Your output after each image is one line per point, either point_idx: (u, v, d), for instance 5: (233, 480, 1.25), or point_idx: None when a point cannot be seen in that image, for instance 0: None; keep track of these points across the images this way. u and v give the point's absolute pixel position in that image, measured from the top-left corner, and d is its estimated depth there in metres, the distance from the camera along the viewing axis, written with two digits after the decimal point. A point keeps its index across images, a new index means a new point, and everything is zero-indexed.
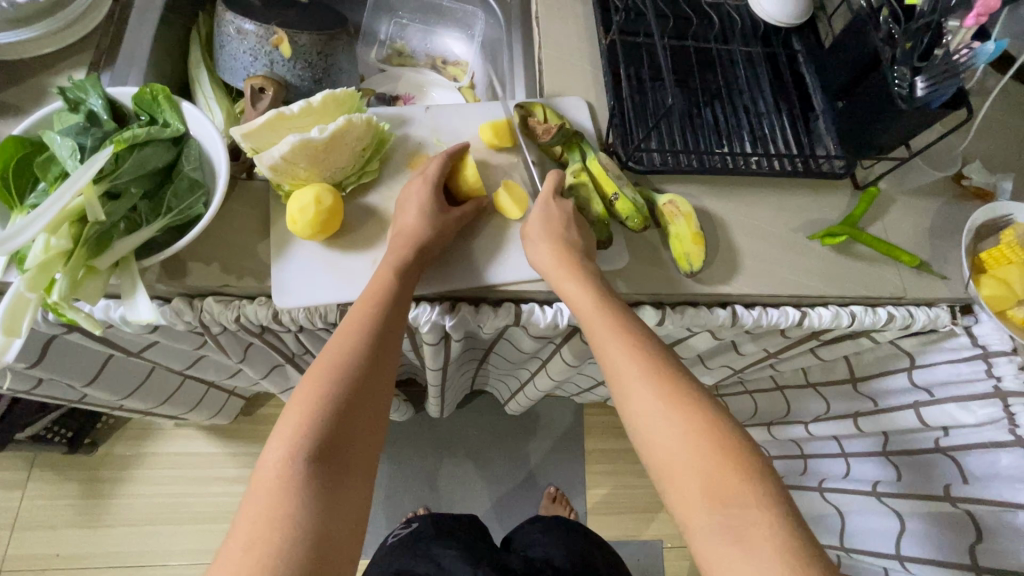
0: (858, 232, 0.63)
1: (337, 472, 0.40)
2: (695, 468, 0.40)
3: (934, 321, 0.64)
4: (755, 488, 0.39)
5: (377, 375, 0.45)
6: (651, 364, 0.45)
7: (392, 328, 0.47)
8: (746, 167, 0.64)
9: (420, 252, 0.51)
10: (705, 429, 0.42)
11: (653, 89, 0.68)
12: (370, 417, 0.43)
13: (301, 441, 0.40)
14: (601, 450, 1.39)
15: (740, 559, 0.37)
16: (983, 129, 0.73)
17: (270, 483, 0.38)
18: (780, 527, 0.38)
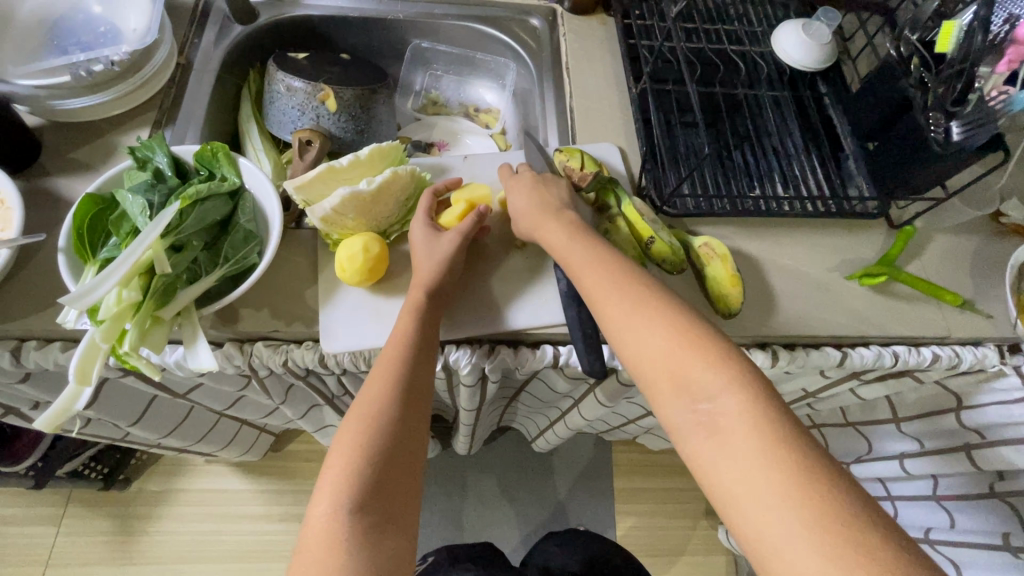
0: (897, 272, 0.63)
1: (385, 516, 0.40)
2: (670, 385, 0.40)
3: (982, 361, 0.63)
4: (728, 383, 0.39)
5: (410, 398, 0.46)
6: (628, 293, 0.45)
7: (421, 362, 0.48)
8: (779, 210, 0.65)
9: (433, 291, 0.52)
10: (679, 341, 0.42)
11: (685, 134, 0.70)
12: (409, 441, 0.44)
13: (337, 487, 0.40)
14: (630, 489, 1.35)
15: (725, 463, 0.37)
16: (1018, 167, 0.73)
17: (315, 533, 0.39)
18: (757, 418, 0.37)
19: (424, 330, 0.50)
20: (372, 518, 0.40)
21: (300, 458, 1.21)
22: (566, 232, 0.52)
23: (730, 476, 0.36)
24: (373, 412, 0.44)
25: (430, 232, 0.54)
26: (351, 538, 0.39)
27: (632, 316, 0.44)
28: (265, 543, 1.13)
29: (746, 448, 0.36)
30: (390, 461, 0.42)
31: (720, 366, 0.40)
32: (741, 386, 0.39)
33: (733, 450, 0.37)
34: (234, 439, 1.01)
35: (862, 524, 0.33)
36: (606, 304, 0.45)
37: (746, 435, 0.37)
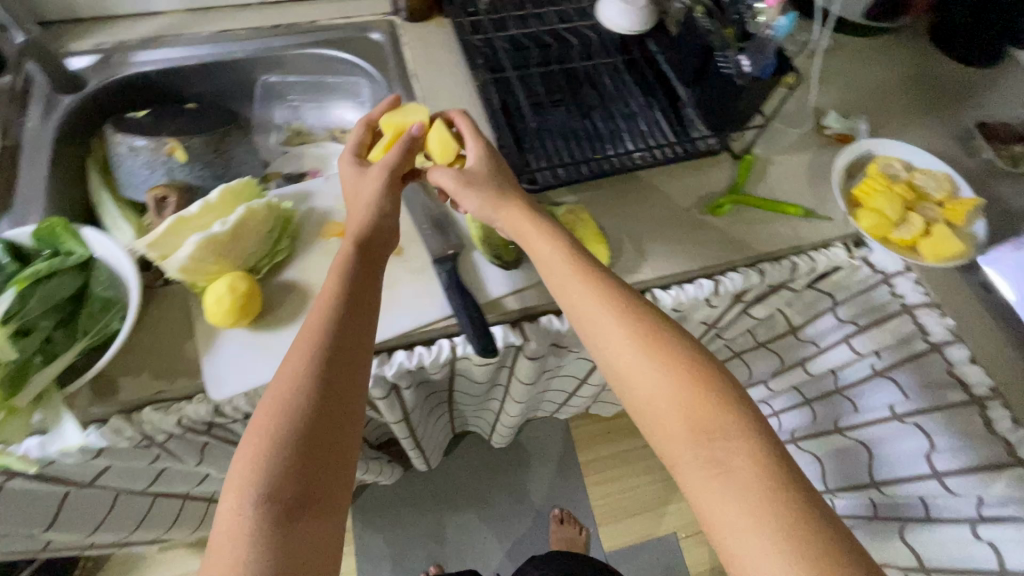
0: (742, 198, 0.69)
1: (297, 504, 0.41)
2: (685, 428, 0.45)
3: (834, 260, 0.70)
4: (740, 431, 0.44)
5: (329, 383, 0.45)
6: (639, 336, 0.49)
7: (349, 351, 0.47)
8: (632, 163, 0.70)
9: (361, 254, 0.52)
10: (690, 384, 0.46)
11: (534, 112, 0.73)
12: (330, 429, 0.44)
13: (253, 486, 0.41)
14: (596, 459, 1.44)
15: (730, 498, 0.42)
16: (830, 85, 0.82)
17: (229, 532, 0.40)
18: (759, 461, 0.43)
19: (350, 309, 0.49)
20: (285, 508, 0.41)
21: None
22: (567, 259, 0.53)
23: (733, 514, 0.41)
24: (285, 396, 0.44)
25: (358, 168, 0.58)
26: (260, 525, 0.40)
27: (645, 360, 0.48)
28: None
29: (752, 490, 0.42)
30: (303, 450, 0.42)
31: (726, 409, 0.45)
32: (749, 435, 0.44)
33: (738, 492, 0.42)
34: (179, 519, 0.96)
35: (842, 557, 0.39)
36: (618, 341, 0.49)
37: (753, 477, 0.42)
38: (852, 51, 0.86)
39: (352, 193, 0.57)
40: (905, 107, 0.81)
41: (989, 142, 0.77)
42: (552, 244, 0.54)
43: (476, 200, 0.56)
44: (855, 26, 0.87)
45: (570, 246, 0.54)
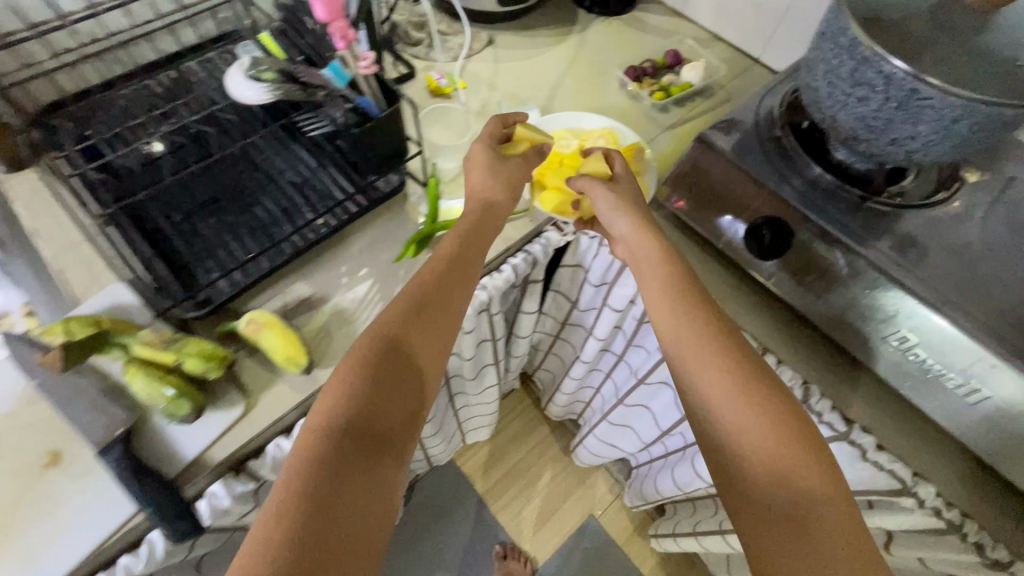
0: (438, 225, 0.66)
1: (369, 453, 0.45)
2: (770, 462, 0.45)
3: (550, 244, 0.72)
4: (830, 485, 0.44)
5: (407, 363, 0.51)
6: (726, 358, 0.50)
7: (430, 341, 0.53)
8: (316, 234, 0.65)
9: (477, 228, 0.60)
10: (777, 414, 0.47)
11: (194, 223, 0.65)
12: (397, 405, 0.49)
13: (336, 415, 0.46)
14: (496, 484, 1.42)
15: (781, 511, 0.43)
16: (494, 84, 0.85)
17: (304, 442, 0.44)
18: (839, 509, 0.43)
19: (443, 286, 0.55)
20: (356, 454, 0.45)
21: None
22: (673, 293, 0.55)
23: (786, 543, 0.42)
24: (386, 344, 0.51)
25: (491, 157, 0.63)
26: (329, 461, 0.43)
27: (735, 383, 0.49)
28: None
29: (829, 530, 0.42)
30: (383, 401, 0.48)
31: (808, 452, 0.46)
32: (833, 486, 0.44)
33: (811, 524, 0.42)
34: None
35: None
36: (702, 364, 0.50)
37: (825, 527, 0.42)
38: (506, 45, 0.90)
39: (489, 185, 0.62)
40: (564, 79, 0.86)
41: (641, 83, 0.84)
42: (662, 260, 0.57)
43: (607, 200, 0.61)
44: (492, 18, 0.91)
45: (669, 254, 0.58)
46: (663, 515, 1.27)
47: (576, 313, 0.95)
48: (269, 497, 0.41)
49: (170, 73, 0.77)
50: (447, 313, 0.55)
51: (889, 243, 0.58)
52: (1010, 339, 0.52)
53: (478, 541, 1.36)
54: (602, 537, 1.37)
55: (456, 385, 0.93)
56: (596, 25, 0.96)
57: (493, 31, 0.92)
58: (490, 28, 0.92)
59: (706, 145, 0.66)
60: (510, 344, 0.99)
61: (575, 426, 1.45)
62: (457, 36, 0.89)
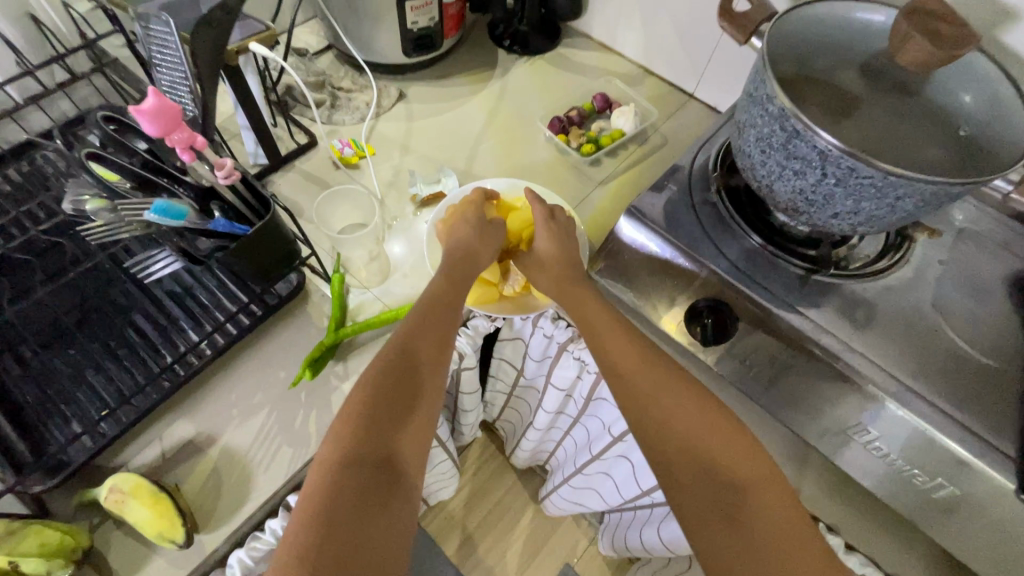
0: (340, 334, 0.58)
1: (390, 485, 0.41)
2: (722, 498, 0.45)
3: (477, 334, 0.64)
4: (793, 522, 0.43)
5: (416, 385, 0.47)
6: (660, 373, 0.50)
7: (434, 371, 0.48)
8: (199, 359, 0.56)
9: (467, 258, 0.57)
10: (735, 440, 0.47)
11: (48, 360, 0.55)
12: (414, 430, 0.45)
13: (351, 454, 0.41)
14: (463, 542, 1.34)
15: (721, 505, 0.44)
16: (407, 146, 0.77)
17: (319, 484, 0.39)
18: (770, 495, 0.44)
19: (441, 303, 0.53)
20: (373, 494, 0.40)
21: None
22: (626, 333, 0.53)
23: (731, 535, 0.43)
24: (392, 368, 0.47)
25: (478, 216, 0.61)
26: (345, 495, 0.39)
27: (670, 383, 0.50)
28: None
29: (764, 516, 0.43)
30: (395, 435, 0.44)
31: (748, 444, 0.47)
32: (771, 475, 0.45)
33: (745, 511, 0.43)
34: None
35: None
36: (667, 395, 0.49)
37: (762, 513, 0.43)
38: (419, 99, 0.82)
39: (472, 232, 0.60)
40: (485, 134, 0.79)
41: (567, 135, 0.78)
42: (599, 306, 0.55)
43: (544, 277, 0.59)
44: (401, 68, 0.83)
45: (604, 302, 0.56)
46: (639, 562, 1.22)
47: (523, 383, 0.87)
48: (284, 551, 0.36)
49: (18, 167, 0.65)
50: (450, 329, 0.52)
51: (836, 319, 0.54)
52: (972, 429, 0.48)
53: None
54: None
55: None
56: (518, 67, 0.89)
57: (404, 83, 0.84)
58: (401, 80, 0.84)
59: (637, 216, 0.60)
60: (456, 418, 0.91)
61: (542, 472, 1.39)
62: (364, 92, 0.81)
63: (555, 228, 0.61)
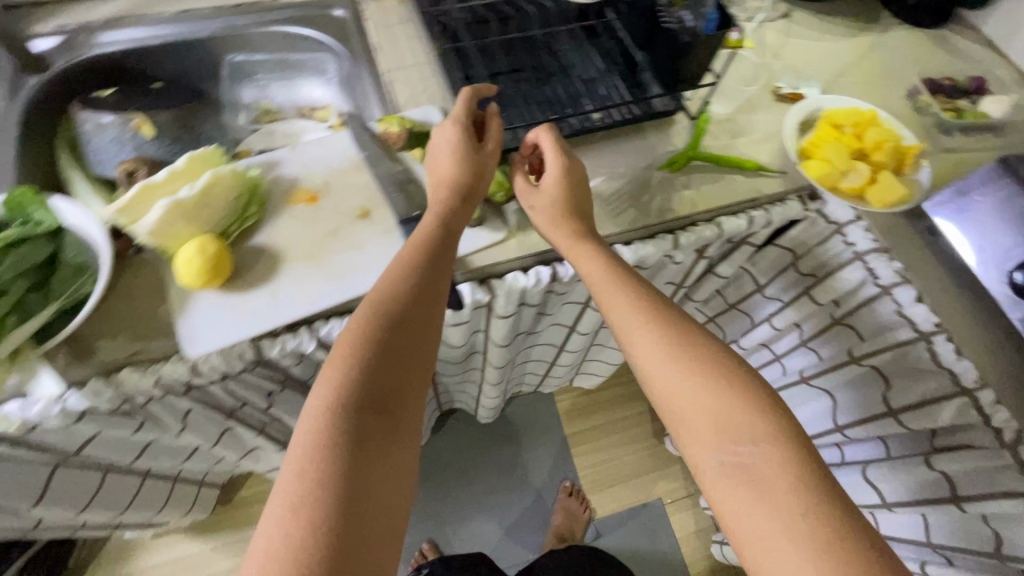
0: (700, 153, 0.72)
1: (386, 431, 0.46)
2: (748, 490, 0.45)
3: (789, 213, 0.74)
4: (820, 504, 0.43)
5: (411, 324, 0.50)
6: (683, 381, 0.51)
7: (433, 292, 0.53)
8: (592, 125, 0.73)
9: (471, 202, 0.59)
10: (751, 426, 0.47)
11: (497, 82, 0.75)
12: (403, 373, 0.49)
13: (342, 394, 0.46)
14: (582, 431, 1.46)
15: (762, 510, 0.44)
16: (778, 52, 0.86)
17: (313, 428, 0.44)
18: (796, 478, 0.44)
19: (441, 243, 0.56)
20: (371, 431, 0.45)
21: (253, 501, 1.29)
22: (667, 352, 0.52)
23: (773, 536, 0.43)
24: (377, 312, 0.50)
25: (451, 137, 0.60)
26: (342, 437, 0.44)
27: (693, 380, 0.50)
28: None
29: (789, 514, 0.43)
30: (389, 371, 0.48)
31: (771, 419, 0.48)
32: (789, 461, 0.45)
33: (779, 517, 0.43)
34: (138, 495, 0.94)
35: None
36: (687, 388, 0.50)
37: (790, 509, 0.43)
38: (799, 22, 0.90)
39: (448, 163, 0.59)
40: (851, 71, 0.86)
41: (934, 99, 0.81)
42: (627, 292, 0.55)
43: (545, 217, 0.61)
44: None
45: (641, 290, 0.56)
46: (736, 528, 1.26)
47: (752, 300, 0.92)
48: (285, 488, 0.41)
49: None
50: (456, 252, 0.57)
51: None
52: None
53: (550, 474, 1.41)
54: (660, 523, 1.37)
55: None
56: (900, 31, 0.92)
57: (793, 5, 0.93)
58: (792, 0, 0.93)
59: (1009, 168, 0.65)
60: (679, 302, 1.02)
61: None
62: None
63: (557, 200, 0.60)
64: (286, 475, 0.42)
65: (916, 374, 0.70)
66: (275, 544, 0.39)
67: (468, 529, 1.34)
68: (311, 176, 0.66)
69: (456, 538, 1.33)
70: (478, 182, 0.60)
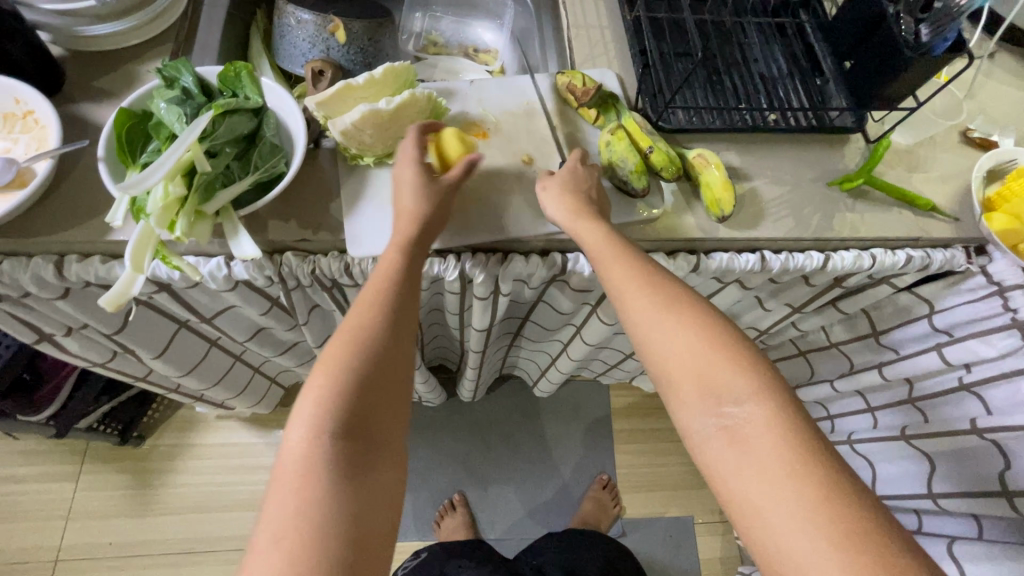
0: (875, 178, 0.68)
1: (365, 453, 0.46)
2: (735, 451, 0.44)
3: (950, 261, 0.70)
4: (811, 462, 0.43)
5: (394, 320, 0.51)
6: (686, 349, 0.49)
7: (409, 304, 0.53)
8: (765, 124, 0.70)
9: (425, 231, 0.56)
10: (737, 385, 0.46)
11: (676, 60, 0.73)
12: (386, 388, 0.49)
13: (326, 404, 0.46)
14: (629, 430, 1.44)
15: (750, 474, 0.43)
16: (977, 91, 0.79)
17: (301, 441, 0.45)
18: (784, 433, 0.44)
19: (408, 271, 0.54)
20: (358, 437, 0.46)
21: None
22: (659, 320, 0.51)
23: (757, 491, 0.42)
24: (355, 331, 0.50)
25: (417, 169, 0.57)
26: (329, 447, 0.44)
27: (683, 339, 0.49)
28: None
29: (774, 472, 0.42)
30: (375, 378, 0.48)
31: (757, 378, 0.47)
32: (776, 420, 0.45)
33: (765, 475, 0.43)
34: (227, 375, 1.00)
35: (892, 555, 0.39)
36: (680, 341, 0.49)
37: (772, 463, 0.43)
38: (1008, 62, 0.82)
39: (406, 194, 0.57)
40: None
41: None
42: (626, 266, 0.54)
43: (555, 205, 0.59)
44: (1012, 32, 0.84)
45: (643, 265, 0.54)
46: None
47: (866, 342, 0.88)
48: (284, 502, 0.43)
49: None
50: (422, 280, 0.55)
51: None
52: None
53: (589, 462, 1.40)
54: (688, 542, 1.34)
55: None
56: None
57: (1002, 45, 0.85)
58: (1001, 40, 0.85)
59: None
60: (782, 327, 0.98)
61: None
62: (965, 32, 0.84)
63: (573, 182, 0.60)
64: (280, 492, 0.43)
65: None
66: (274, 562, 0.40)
67: (498, 493, 1.36)
68: (485, 113, 0.67)
69: (486, 498, 1.35)
70: (438, 215, 0.57)
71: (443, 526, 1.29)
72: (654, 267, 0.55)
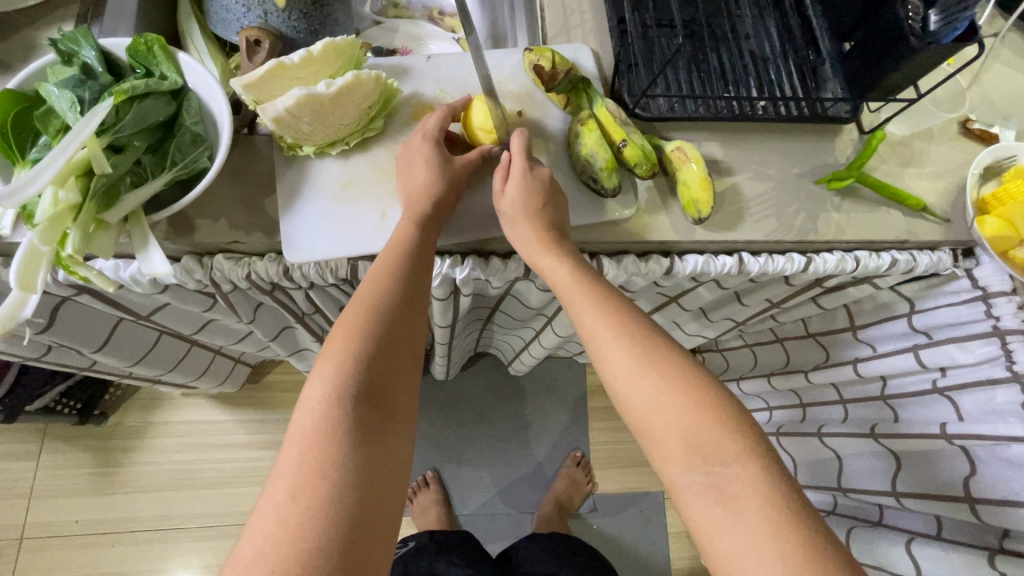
0: (865, 175, 0.63)
1: (381, 418, 0.43)
2: (718, 505, 0.40)
3: (936, 264, 0.66)
4: (799, 528, 0.39)
5: (406, 299, 0.48)
6: (673, 400, 0.44)
7: (418, 277, 0.50)
8: (752, 112, 0.64)
9: (437, 206, 0.52)
10: (722, 439, 0.42)
11: (660, 34, 0.66)
12: (399, 359, 0.46)
13: (338, 382, 0.43)
14: (604, 407, 1.43)
15: (737, 533, 0.39)
16: (982, 74, 0.73)
17: (314, 415, 0.42)
18: (769, 492, 0.40)
19: (421, 242, 0.51)
20: (371, 418, 0.42)
21: (277, 387, 1.32)
22: (638, 359, 0.47)
23: (741, 554, 0.39)
24: (367, 310, 0.47)
25: (438, 150, 0.54)
26: (337, 427, 0.41)
27: (664, 382, 0.45)
28: (243, 468, 1.26)
29: (760, 534, 0.38)
30: (389, 362, 0.45)
31: (741, 437, 0.43)
32: (762, 480, 0.41)
33: (751, 536, 0.39)
34: (182, 362, 0.95)
35: None
36: (657, 388, 0.45)
37: (760, 525, 0.39)
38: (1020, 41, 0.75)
39: (421, 167, 0.53)
40: None
41: None
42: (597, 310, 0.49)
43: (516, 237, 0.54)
44: None
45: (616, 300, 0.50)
46: None
47: (844, 337, 0.85)
48: (290, 481, 0.39)
49: None
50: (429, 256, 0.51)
51: None
52: None
53: (563, 440, 1.40)
54: (658, 518, 1.36)
55: (701, 322, 0.92)
56: None
57: None
58: None
59: None
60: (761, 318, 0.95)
61: None
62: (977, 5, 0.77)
63: (531, 201, 0.53)
64: (287, 468, 0.40)
65: (1011, 472, 0.66)
66: (269, 547, 0.36)
67: (472, 470, 1.36)
68: (443, 95, 0.60)
69: (459, 475, 1.36)
70: (451, 193, 0.54)
71: (416, 503, 1.30)
72: (625, 303, 0.50)
